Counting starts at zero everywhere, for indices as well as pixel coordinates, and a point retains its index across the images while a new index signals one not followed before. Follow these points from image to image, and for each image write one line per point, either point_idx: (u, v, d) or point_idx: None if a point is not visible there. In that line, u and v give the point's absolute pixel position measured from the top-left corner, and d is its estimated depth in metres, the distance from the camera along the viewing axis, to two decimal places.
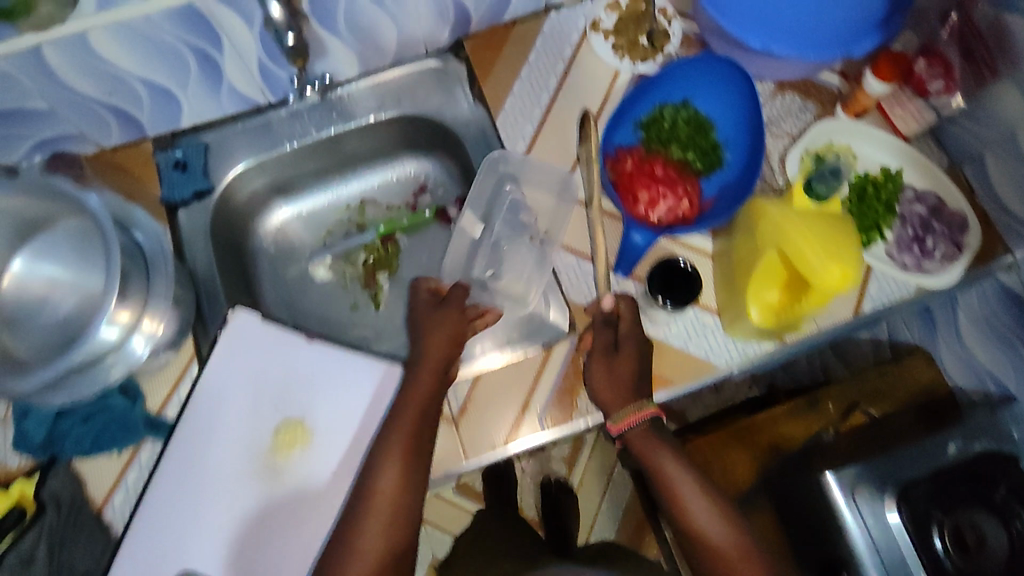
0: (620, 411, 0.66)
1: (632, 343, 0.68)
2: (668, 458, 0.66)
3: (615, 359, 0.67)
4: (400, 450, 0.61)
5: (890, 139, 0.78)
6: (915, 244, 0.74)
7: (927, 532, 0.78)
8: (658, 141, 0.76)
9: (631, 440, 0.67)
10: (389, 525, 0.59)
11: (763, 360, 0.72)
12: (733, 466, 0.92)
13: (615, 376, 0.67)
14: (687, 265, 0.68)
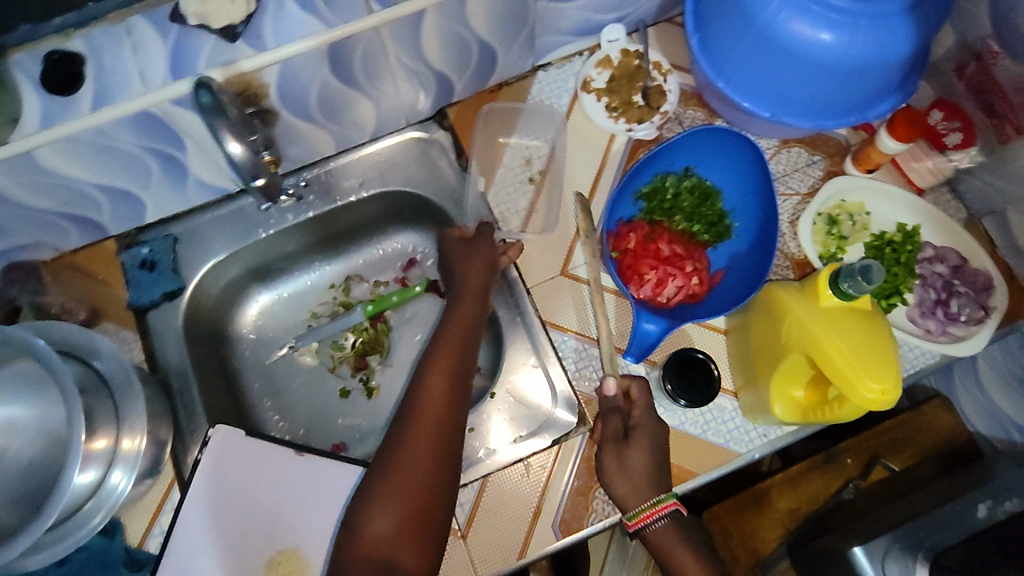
0: (641, 504, 0.60)
1: (648, 428, 0.63)
2: (687, 556, 0.61)
3: (627, 447, 0.62)
4: (429, 419, 0.59)
5: (904, 196, 0.73)
6: (939, 307, 0.70)
7: None
8: (661, 211, 0.71)
9: (650, 538, 0.62)
10: (428, 464, 0.57)
11: (787, 442, 0.66)
12: (760, 533, 0.82)
13: (630, 468, 0.61)
14: (707, 359, 0.65)
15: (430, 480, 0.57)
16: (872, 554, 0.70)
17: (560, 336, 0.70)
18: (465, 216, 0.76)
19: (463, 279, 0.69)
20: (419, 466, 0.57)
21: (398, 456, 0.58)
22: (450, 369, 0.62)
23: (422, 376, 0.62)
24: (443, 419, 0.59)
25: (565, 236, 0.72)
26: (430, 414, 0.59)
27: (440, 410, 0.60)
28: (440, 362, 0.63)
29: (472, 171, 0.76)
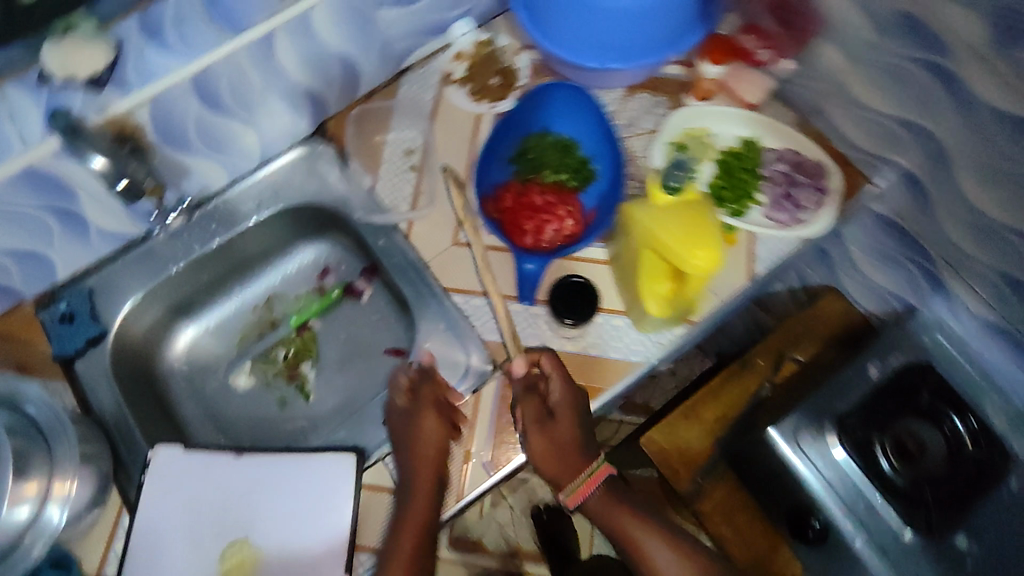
0: (573, 484, 0.70)
1: (564, 396, 0.68)
2: (633, 522, 0.69)
3: (552, 425, 0.68)
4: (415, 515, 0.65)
5: (739, 113, 0.82)
6: (787, 201, 0.78)
7: (870, 453, 0.76)
8: (531, 169, 0.78)
9: (592, 506, 0.71)
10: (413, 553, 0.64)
11: (679, 344, 0.71)
12: (689, 443, 0.88)
13: (557, 442, 0.68)
14: (580, 278, 0.73)
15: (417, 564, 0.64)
16: (779, 427, 0.78)
17: (459, 298, 0.75)
18: (355, 215, 0.81)
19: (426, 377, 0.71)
20: (404, 562, 0.63)
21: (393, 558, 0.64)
22: (422, 476, 0.66)
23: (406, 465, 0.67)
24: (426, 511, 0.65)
25: (448, 211, 0.79)
26: (417, 507, 0.65)
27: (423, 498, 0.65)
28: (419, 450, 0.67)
29: (356, 171, 0.82)
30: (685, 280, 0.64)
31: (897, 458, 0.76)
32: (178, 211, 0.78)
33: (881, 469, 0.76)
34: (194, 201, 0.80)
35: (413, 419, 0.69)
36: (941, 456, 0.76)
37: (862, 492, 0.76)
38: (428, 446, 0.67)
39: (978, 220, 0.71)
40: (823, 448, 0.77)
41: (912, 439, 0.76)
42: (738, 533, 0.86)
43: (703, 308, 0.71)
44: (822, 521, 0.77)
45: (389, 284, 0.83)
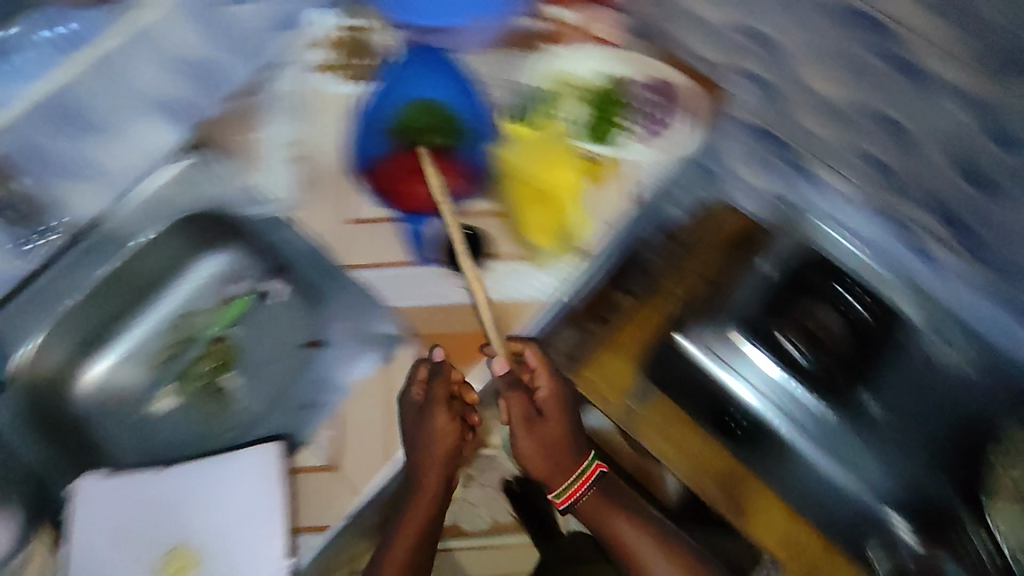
0: (564, 484, 0.75)
1: (548, 394, 0.74)
2: (618, 522, 0.77)
3: (539, 424, 0.73)
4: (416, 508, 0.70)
5: (599, 51, 0.84)
6: (657, 125, 0.80)
7: (776, 342, 0.83)
8: (409, 138, 0.76)
9: (581, 507, 0.77)
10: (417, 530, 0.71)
11: (577, 276, 0.75)
12: (616, 372, 0.91)
13: (545, 440, 0.73)
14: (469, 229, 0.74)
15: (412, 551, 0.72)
16: (693, 339, 0.85)
17: (358, 273, 0.74)
18: (245, 210, 0.79)
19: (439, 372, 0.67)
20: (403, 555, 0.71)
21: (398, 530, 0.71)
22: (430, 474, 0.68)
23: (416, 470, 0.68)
24: (428, 507, 0.71)
25: (333, 189, 0.78)
26: (422, 503, 0.70)
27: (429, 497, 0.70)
28: (429, 457, 0.67)
29: (239, 168, 0.79)
30: (557, 207, 0.74)
31: (803, 345, 0.82)
32: (55, 232, 0.74)
33: (790, 356, 0.83)
34: (77, 224, 0.75)
35: (423, 421, 0.67)
36: (841, 333, 0.82)
37: (778, 381, 0.84)
38: (443, 444, 0.68)
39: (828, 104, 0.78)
40: (733, 348, 0.84)
41: (817, 324, 0.82)
42: (697, 459, 0.88)
43: (591, 236, 0.75)
44: (749, 416, 0.85)
45: (295, 273, 0.80)
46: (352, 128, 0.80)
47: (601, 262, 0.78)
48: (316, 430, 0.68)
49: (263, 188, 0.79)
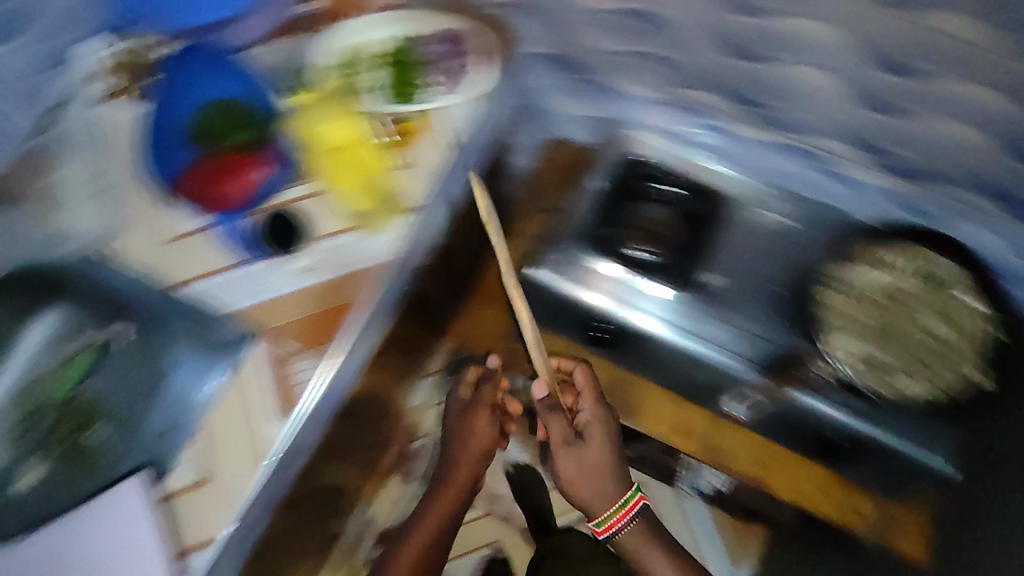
0: (605, 514, 0.80)
1: (596, 429, 0.81)
2: (658, 560, 0.79)
3: (579, 449, 0.79)
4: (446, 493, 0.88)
5: (382, 16, 0.83)
6: (453, 73, 0.81)
7: (620, 253, 0.90)
8: (208, 140, 0.74)
9: (622, 538, 0.81)
10: (443, 511, 0.87)
11: (409, 232, 0.75)
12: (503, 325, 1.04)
13: (586, 466, 0.79)
14: (292, 214, 0.74)
15: (435, 533, 0.86)
16: (544, 267, 0.91)
17: (188, 288, 0.71)
18: (47, 256, 0.70)
19: (481, 395, 0.90)
20: (423, 534, 0.85)
21: (433, 503, 0.87)
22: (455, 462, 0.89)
23: (453, 447, 0.89)
24: (457, 489, 0.88)
25: (136, 212, 0.74)
26: (454, 484, 0.88)
27: (461, 480, 0.88)
28: (465, 442, 0.88)
29: (33, 213, 0.71)
30: (355, 163, 0.76)
31: (642, 245, 0.89)
32: None
33: (640, 260, 0.89)
34: None
35: (468, 415, 0.89)
36: (684, 225, 0.89)
37: (627, 285, 0.91)
38: (477, 441, 0.88)
39: (586, 19, 0.77)
40: (580, 264, 0.91)
41: (652, 222, 0.89)
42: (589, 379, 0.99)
43: (413, 191, 0.76)
44: (614, 322, 0.91)
45: (126, 303, 0.71)
46: (140, 143, 0.75)
47: (437, 211, 0.79)
48: (179, 451, 0.66)
49: (59, 230, 0.71)
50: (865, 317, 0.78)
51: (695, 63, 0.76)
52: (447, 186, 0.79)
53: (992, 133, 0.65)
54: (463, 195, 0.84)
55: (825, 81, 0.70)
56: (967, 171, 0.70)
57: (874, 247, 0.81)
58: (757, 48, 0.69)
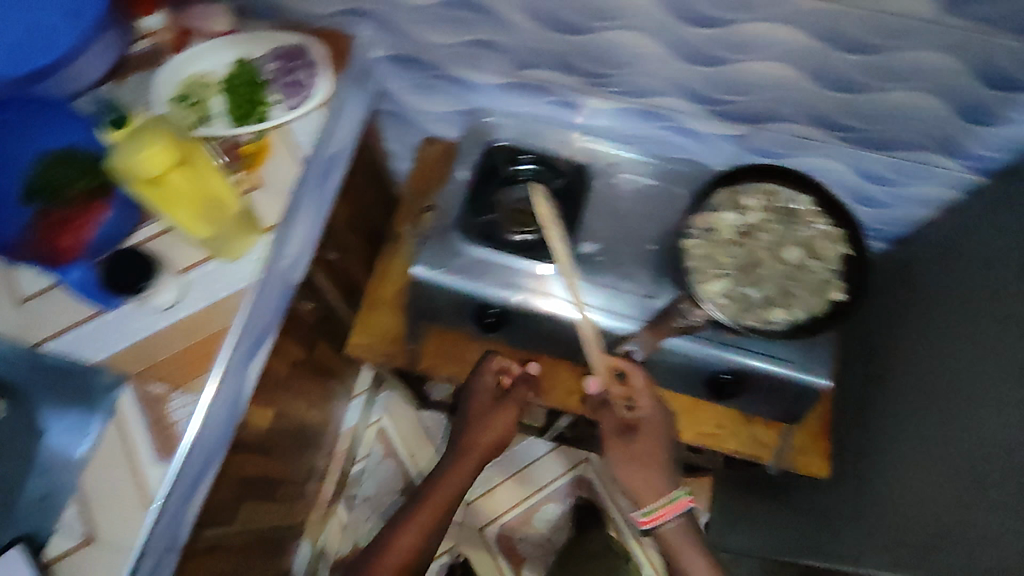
0: (654, 506, 0.77)
1: (653, 426, 0.81)
2: (699, 560, 0.75)
3: (632, 441, 0.80)
4: (435, 503, 0.78)
5: (214, 42, 0.82)
6: (294, 86, 0.81)
7: (500, 237, 0.86)
8: (43, 191, 0.70)
9: (664, 534, 0.77)
10: (431, 520, 0.77)
11: (272, 250, 0.75)
12: (385, 327, 0.94)
13: (636, 460, 0.79)
14: (146, 253, 0.72)
15: (416, 540, 0.76)
16: (422, 264, 0.85)
17: (48, 346, 0.69)
18: None
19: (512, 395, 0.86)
20: (405, 549, 0.75)
21: (430, 495, 0.79)
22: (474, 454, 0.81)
23: (460, 442, 0.82)
24: (450, 492, 0.79)
25: None
26: (449, 488, 0.79)
27: (459, 484, 0.80)
28: (474, 449, 0.81)
29: None
30: (194, 184, 0.66)
31: (518, 227, 0.86)
32: None
33: (520, 241, 0.86)
34: None
35: (492, 408, 0.84)
36: (551, 201, 0.88)
37: (513, 268, 0.85)
38: (493, 434, 0.83)
39: (418, 15, 0.79)
40: (459, 259, 0.85)
41: (520, 204, 0.87)
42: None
43: (269, 210, 0.77)
44: (499, 309, 0.86)
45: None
46: None
47: (297, 227, 0.80)
48: (62, 514, 0.64)
49: None
50: (733, 265, 0.80)
51: (527, 42, 0.78)
52: (303, 201, 0.80)
53: (795, 63, 0.70)
54: (324, 206, 0.85)
55: (644, 41, 0.73)
56: (788, 102, 0.76)
57: (734, 193, 0.83)
58: (577, 18, 0.72)
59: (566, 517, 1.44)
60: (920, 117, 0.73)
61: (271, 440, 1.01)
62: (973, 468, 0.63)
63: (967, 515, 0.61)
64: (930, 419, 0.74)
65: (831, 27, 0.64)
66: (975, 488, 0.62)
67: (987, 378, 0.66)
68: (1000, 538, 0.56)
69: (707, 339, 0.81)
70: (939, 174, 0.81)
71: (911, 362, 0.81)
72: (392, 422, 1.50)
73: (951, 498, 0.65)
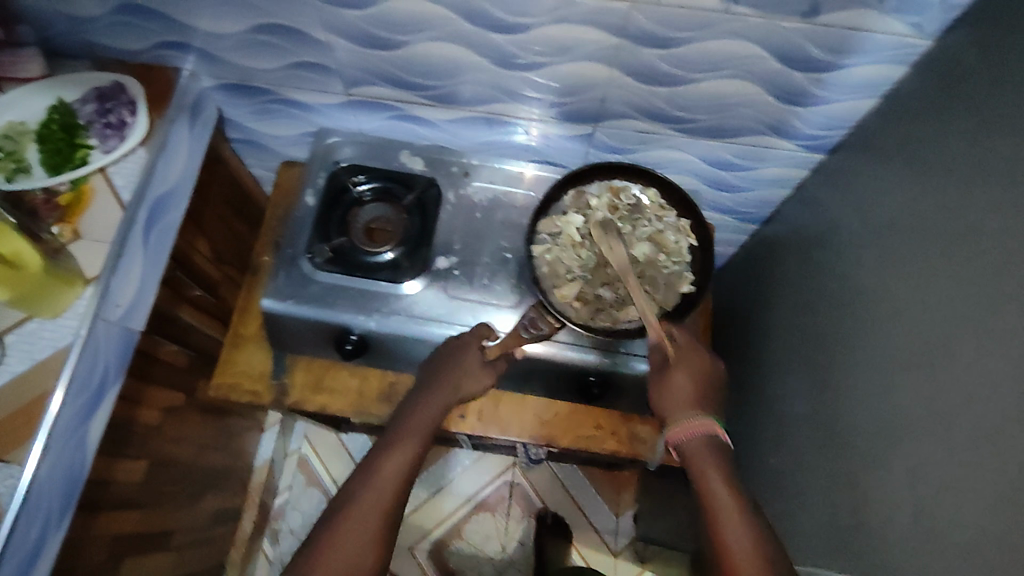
0: (687, 417, 0.68)
1: (696, 365, 0.70)
2: (720, 484, 0.63)
3: (672, 371, 0.70)
4: (410, 447, 0.69)
5: (20, 88, 0.78)
6: (110, 128, 0.78)
7: (358, 260, 0.83)
8: None
9: (688, 451, 0.67)
10: (405, 467, 0.67)
11: (96, 302, 0.73)
12: (252, 363, 0.91)
13: (678, 392, 0.69)
14: None
15: (397, 486, 0.66)
16: (268, 297, 0.82)
17: None
18: None
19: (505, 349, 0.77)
20: (387, 498, 0.65)
21: (400, 437, 0.70)
22: (420, 433, 0.71)
23: (424, 394, 0.74)
24: (423, 424, 0.71)
25: None
26: (420, 421, 0.71)
27: (431, 418, 0.72)
28: (441, 393, 0.73)
29: None
30: None
31: (372, 245, 0.85)
32: None
33: (381, 261, 0.84)
34: None
35: (465, 354, 0.75)
36: (405, 215, 0.86)
37: (370, 291, 0.83)
38: (470, 382, 0.74)
39: (230, 42, 0.76)
40: (313, 286, 0.83)
41: (370, 223, 0.86)
42: (357, 394, 0.91)
43: (91, 261, 0.75)
44: (359, 333, 0.83)
45: None
46: None
47: (129, 273, 0.77)
48: None
49: None
50: (582, 270, 0.78)
51: (345, 60, 0.76)
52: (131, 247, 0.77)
53: (607, 61, 0.69)
54: (160, 246, 0.83)
55: (457, 50, 0.71)
56: (615, 99, 0.75)
57: (580, 194, 0.81)
58: (383, 32, 0.70)
59: (499, 525, 1.43)
60: (742, 104, 0.72)
61: (152, 490, 0.99)
62: (831, 437, 0.74)
63: (829, 481, 0.73)
64: (810, 394, 0.80)
65: (626, 25, 0.63)
66: (844, 467, 0.70)
67: (828, 359, 0.77)
68: (872, 525, 0.64)
69: (566, 343, 0.80)
70: (781, 156, 0.84)
71: (795, 330, 0.87)
72: (313, 447, 1.47)
73: (813, 464, 0.77)
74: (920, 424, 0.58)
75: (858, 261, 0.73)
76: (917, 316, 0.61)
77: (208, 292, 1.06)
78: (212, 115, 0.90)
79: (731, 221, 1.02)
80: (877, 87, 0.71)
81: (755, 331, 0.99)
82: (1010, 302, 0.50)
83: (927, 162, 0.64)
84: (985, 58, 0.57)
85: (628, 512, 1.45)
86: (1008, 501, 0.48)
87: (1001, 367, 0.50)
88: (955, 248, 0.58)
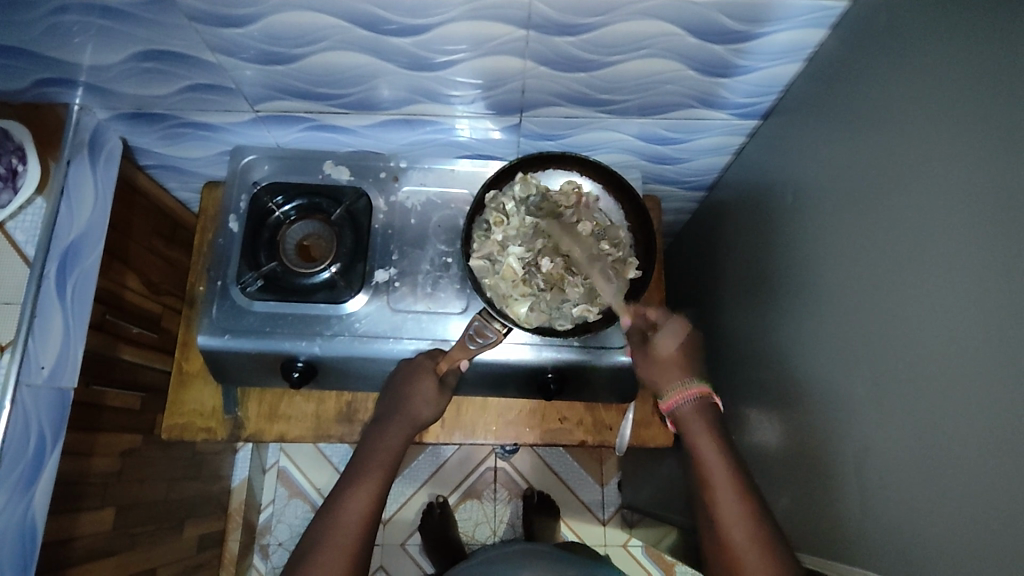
0: (671, 385, 0.72)
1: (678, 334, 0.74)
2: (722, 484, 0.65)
3: (654, 345, 0.73)
4: (374, 479, 0.67)
5: None
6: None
7: (293, 283, 0.79)
8: None
9: (682, 418, 0.70)
10: (370, 499, 0.66)
11: (14, 368, 0.70)
12: (202, 399, 0.88)
13: (662, 360, 0.73)
14: None
15: (364, 517, 0.65)
16: (204, 334, 0.77)
17: None
18: None
19: (448, 364, 0.72)
20: (352, 529, 0.64)
21: (363, 468, 0.68)
22: (383, 467, 0.68)
23: (384, 427, 0.71)
24: (387, 453, 0.69)
25: None
26: (382, 450, 0.70)
27: (392, 450, 0.70)
28: (398, 424, 0.71)
29: None
30: None
31: (307, 265, 0.80)
32: None
33: (320, 279, 0.79)
34: None
35: (417, 381, 0.72)
36: (338, 229, 0.81)
37: (309, 315, 0.79)
38: (425, 408, 0.71)
39: (118, 71, 0.71)
40: (248, 317, 0.78)
41: (303, 241, 0.82)
42: (314, 416, 0.89)
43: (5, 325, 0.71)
44: (305, 359, 0.79)
45: None
46: None
47: (50, 332, 0.74)
48: None
49: None
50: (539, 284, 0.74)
51: (246, 77, 0.71)
52: (45, 305, 0.73)
53: (518, 53, 0.65)
54: (82, 298, 0.78)
55: (361, 57, 0.66)
56: (535, 89, 0.72)
57: (497, 195, 0.77)
58: (276, 47, 0.65)
59: (487, 512, 1.43)
60: (667, 79, 0.70)
61: (126, 534, 0.95)
62: (784, 404, 0.74)
63: (784, 449, 0.73)
64: (761, 371, 0.80)
65: (530, 16, 0.59)
66: (799, 433, 0.70)
67: (777, 327, 0.77)
68: (827, 489, 0.64)
69: (517, 344, 0.77)
70: (716, 126, 0.81)
71: (744, 309, 0.86)
72: (291, 459, 1.46)
73: (768, 430, 0.77)
74: (869, 384, 0.58)
75: (796, 236, 0.72)
76: (856, 286, 0.61)
77: (150, 327, 1.01)
78: (117, 147, 0.85)
79: (678, 190, 1.00)
80: (799, 52, 0.68)
81: (711, 304, 0.99)
82: (946, 270, 0.49)
83: (856, 126, 0.62)
84: (906, 18, 0.55)
85: (612, 481, 1.47)
86: (959, 471, 0.47)
87: (940, 336, 0.49)
88: (888, 209, 0.57)
